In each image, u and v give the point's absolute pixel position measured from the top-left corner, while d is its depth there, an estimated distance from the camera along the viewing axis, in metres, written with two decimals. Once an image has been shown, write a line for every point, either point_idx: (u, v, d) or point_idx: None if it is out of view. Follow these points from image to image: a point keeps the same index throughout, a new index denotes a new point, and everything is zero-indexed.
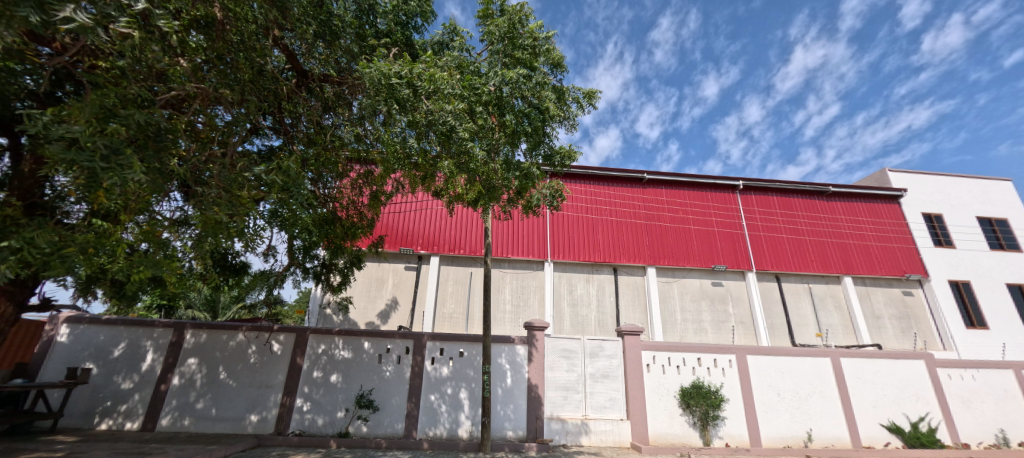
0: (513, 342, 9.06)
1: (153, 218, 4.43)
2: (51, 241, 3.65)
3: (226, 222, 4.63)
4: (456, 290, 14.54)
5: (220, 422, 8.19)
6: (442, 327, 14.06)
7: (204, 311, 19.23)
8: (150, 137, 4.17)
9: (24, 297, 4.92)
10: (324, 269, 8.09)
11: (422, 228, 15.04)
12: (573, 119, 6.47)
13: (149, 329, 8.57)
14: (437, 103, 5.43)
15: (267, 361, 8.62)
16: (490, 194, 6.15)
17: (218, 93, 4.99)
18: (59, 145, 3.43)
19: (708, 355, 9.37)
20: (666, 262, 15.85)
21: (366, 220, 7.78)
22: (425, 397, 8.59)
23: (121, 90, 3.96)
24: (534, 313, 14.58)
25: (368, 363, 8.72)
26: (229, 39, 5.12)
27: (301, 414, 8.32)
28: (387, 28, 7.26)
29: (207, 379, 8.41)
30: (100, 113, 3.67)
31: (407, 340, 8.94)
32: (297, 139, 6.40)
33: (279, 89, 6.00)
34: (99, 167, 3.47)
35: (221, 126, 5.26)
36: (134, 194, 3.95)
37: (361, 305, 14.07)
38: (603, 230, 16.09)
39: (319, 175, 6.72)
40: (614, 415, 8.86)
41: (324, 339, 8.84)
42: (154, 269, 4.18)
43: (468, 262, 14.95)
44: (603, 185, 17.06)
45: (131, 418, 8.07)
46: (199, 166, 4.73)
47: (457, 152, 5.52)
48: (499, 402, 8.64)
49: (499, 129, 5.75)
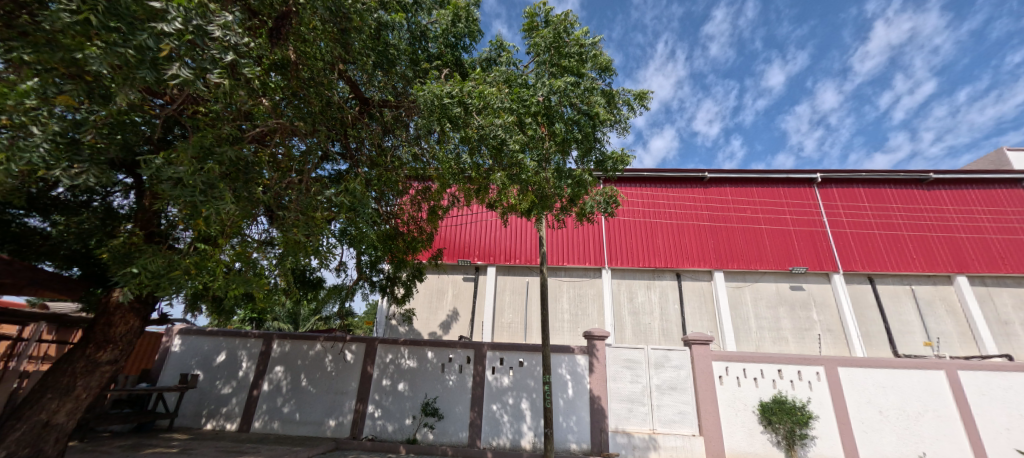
0: (573, 352, 8.93)
1: (244, 240, 5.01)
2: (162, 265, 4.29)
3: (304, 241, 5.14)
4: (514, 300, 14.64)
5: (304, 425, 8.89)
6: (501, 336, 14.19)
7: (288, 322, 21.23)
8: (241, 169, 4.71)
9: (145, 312, 5.74)
10: (388, 282, 8.59)
11: (478, 239, 15.44)
12: (624, 123, 6.33)
13: (244, 340, 9.62)
14: (487, 118, 5.59)
15: (342, 369, 9.26)
16: (543, 203, 6.14)
17: (294, 127, 5.50)
18: (169, 184, 3.97)
19: (791, 366, 8.53)
20: (736, 265, 14.75)
21: (426, 234, 8.16)
22: (487, 406, 8.70)
23: (217, 131, 4.51)
24: (593, 321, 14.21)
25: (432, 372, 9.07)
26: (301, 77, 5.67)
27: (373, 420, 8.81)
28: (438, 51, 7.49)
29: (291, 385, 9.20)
30: (200, 153, 4.22)
31: (468, 350, 9.19)
32: (361, 162, 6.84)
33: (344, 117, 6.51)
34: (198, 200, 3.98)
35: (297, 155, 5.78)
36: (228, 220, 4.51)
37: (424, 316, 14.68)
38: (663, 234, 15.40)
39: (381, 194, 7.08)
40: (685, 430, 8.29)
41: (391, 349, 9.35)
42: (246, 286, 4.72)
43: (524, 271, 15.02)
44: (660, 187, 16.42)
45: (230, 419, 9.03)
46: (280, 192, 5.25)
47: (509, 163, 5.64)
48: (561, 414, 8.52)
49: (549, 138, 5.77)
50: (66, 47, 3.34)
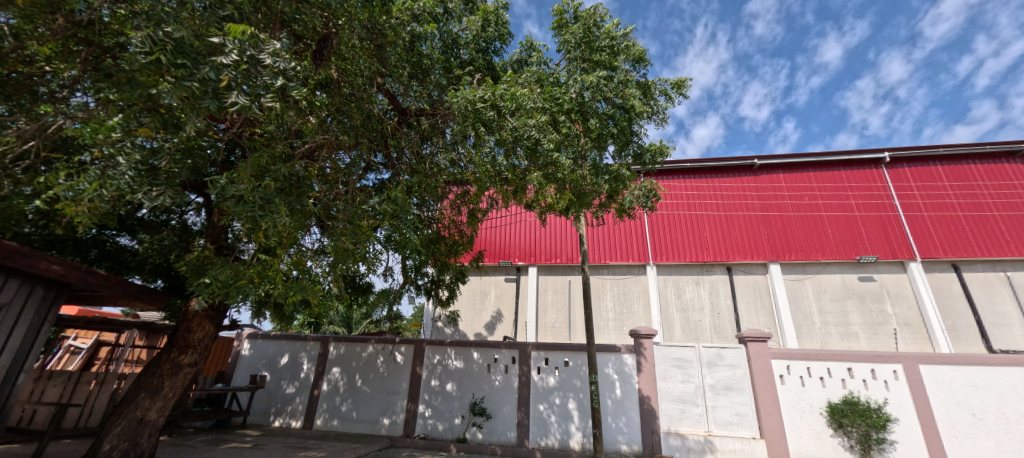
0: (619, 351, 8.74)
1: (300, 250, 5.37)
2: (230, 275, 4.69)
3: (353, 248, 5.43)
4: (557, 300, 14.56)
5: (360, 423, 9.35)
6: (545, 336, 14.15)
7: (342, 326, 22.44)
8: (294, 184, 5.05)
9: (218, 318, 6.31)
10: (433, 286, 8.88)
11: (518, 240, 15.53)
12: (662, 113, 6.13)
13: (304, 343, 10.30)
14: (520, 119, 5.61)
15: (393, 370, 9.66)
16: (581, 201, 6.07)
17: (339, 140, 5.82)
18: (232, 201, 4.32)
19: (863, 365, 7.82)
20: (794, 256, 13.77)
21: (466, 237, 8.35)
22: (534, 407, 8.71)
23: (272, 150, 4.87)
24: (640, 320, 13.79)
25: (478, 372, 9.23)
26: (343, 94, 5.99)
27: (424, 419, 9.10)
28: (469, 57, 7.58)
29: (348, 385, 9.72)
30: (258, 171, 4.57)
31: (513, 350, 9.26)
32: (402, 170, 7.11)
33: (384, 129, 6.80)
34: (258, 215, 4.31)
35: (343, 168, 6.10)
36: (285, 232, 4.86)
37: (469, 317, 14.97)
38: (711, 226, 14.67)
39: (422, 200, 7.31)
40: (744, 433, 7.85)
41: (438, 350, 9.63)
42: (303, 292, 5.06)
43: (565, 270, 14.89)
44: (705, 177, 15.67)
45: (295, 417, 9.69)
46: (330, 203, 5.57)
47: (545, 163, 5.63)
48: (609, 414, 8.37)
49: (584, 135, 5.70)
50: (143, 84, 3.70)
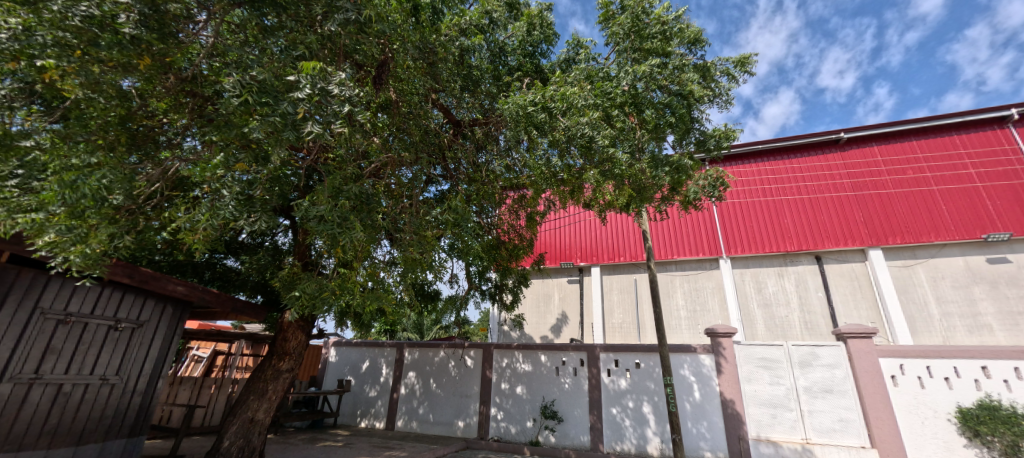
0: (695, 352, 8.28)
1: (373, 262, 5.76)
2: (316, 289, 5.18)
3: (420, 258, 5.71)
4: (623, 300, 14.08)
5: (437, 425, 9.76)
6: (613, 338, 13.74)
7: (415, 332, 23.65)
8: (365, 202, 5.43)
9: (308, 328, 6.96)
10: (496, 290, 9.08)
11: (578, 240, 15.31)
12: (726, 95, 5.72)
13: (381, 350, 11.03)
14: (572, 118, 5.55)
15: (464, 374, 9.97)
16: (642, 196, 5.83)
17: (401, 157, 6.18)
18: (314, 220, 4.75)
19: (1003, 363, 6.56)
20: (899, 239, 12.02)
21: (526, 240, 8.42)
22: (606, 410, 8.48)
23: (344, 172, 5.29)
24: (716, 317, 12.88)
25: (547, 375, 9.21)
26: (402, 113, 6.35)
27: (496, 421, 9.26)
28: (517, 63, 7.73)
29: (423, 389, 10.21)
30: (333, 192, 4.98)
31: (581, 352, 9.12)
32: (460, 179, 7.35)
33: (441, 141, 7.09)
34: (337, 231, 4.70)
35: (406, 182, 6.44)
36: (359, 247, 5.24)
37: (534, 320, 15.03)
38: (792, 212, 13.32)
39: (481, 208, 7.49)
40: (850, 441, 6.97)
41: (506, 353, 9.78)
42: (378, 301, 5.44)
43: (630, 269, 14.35)
44: (781, 158, 14.29)
45: (378, 418, 10.38)
46: (397, 217, 5.92)
47: (601, 160, 5.51)
48: (689, 419, 7.94)
49: (640, 127, 5.49)
50: (237, 125, 4.25)
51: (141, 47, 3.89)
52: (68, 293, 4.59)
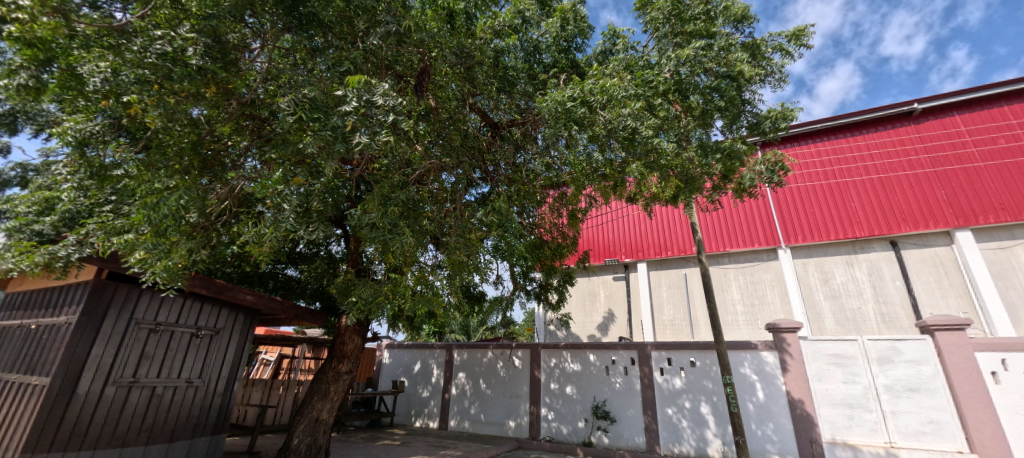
0: (756, 348, 7.82)
1: (422, 266, 5.91)
2: (370, 294, 5.41)
3: (466, 260, 5.80)
4: (672, 296, 13.54)
5: (489, 425, 9.86)
6: (664, 335, 13.26)
7: (462, 333, 24.15)
8: (412, 208, 5.58)
9: (363, 332, 7.27)
10: (542, 290, 9.06)
11: (622, 236, 14.92)
12: (780, 72, 5.32)
13: (431, 351, 11.35)
14: (613, 111, 5.39)
15: (513, 374, 10.02)
16: (690, 186, 5.57)
17: (443, 162, 6.31)
18: (366, 228, 4.95)
19: None
20: (993, 218, 10.64)
21: (569, 238, 8.32)
22: (661, 410, 8.17)
23: (391, 180, 5.47)
24: (777, 312, 12.08)
25: (597, 375, 9.04)
26: (443, 120, 6.47)
27: (547, 422, 9.20)
28: (552, 60, 7.59)
29: (474, 389, 10.37)
30: (382, 200, 5.14)
31: (631, 351, 8.88)
32: (501, 181, 7.38)
33: (480, 144, 7.15)
34: (388, 237, 4.86)
35: (449, 187, 6.54)
36: (408, 252, 5.40)
37: (581, 319, 14.86)
38: (860, 194, 12.19)
39: (523, 208, 7.47)
40: (944, 446, 6.24)
41: (554, 353, 9.71)
42: (429, 304, 5.60)
43: (678, 263, 13.76)
44: (844, 137, 13.14)
45: (432, 418, 10.67)
46: (442, 221, 6.04)
47: (645, 151, 5.33)
48: (752, 420, 7.52)
49: (685, 115, 5.19)
50: (293, 142, 4.50)
51: (207, 77, 4.25)
52: (156, 304, 5.09)
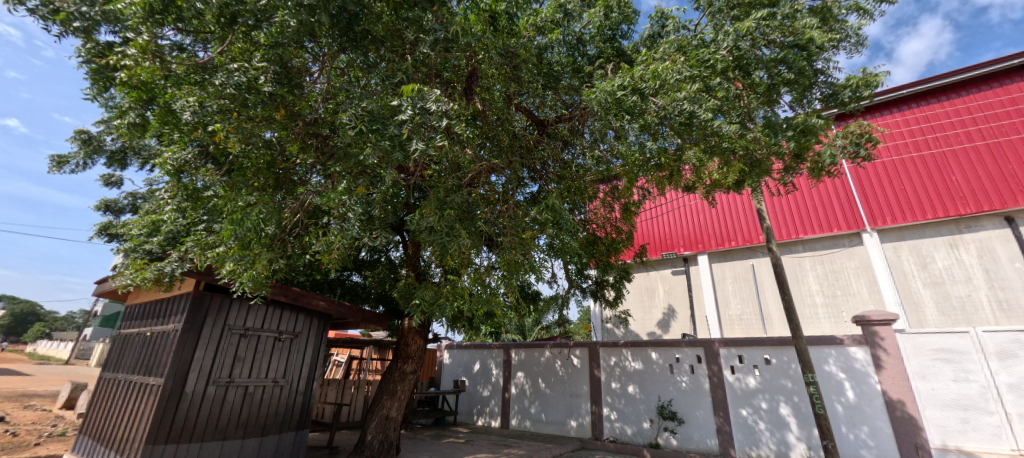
0: (842, 344, 7.08)
1: (479, 267, 5.99)
2: (431, 296, 5.59)
3: (521, 259, 5.79)
4: (739, 289, 12.68)
5: (550, 425, 9.79)
6: (733, 331, 12.47)
7: (517, 333, 24.35)
8: (467, 211, 5.67)
9: (425, 333, 7.53)
10: (598, 287, 8.88)
11: (680, 228, 14.25)
12: (858, 35, 4.77)
13: (489, 351, 11.57)
14: (667, 96, 5.14)
15: (572, 373, 9.89)
16: (758, 169, 5.12)
17: (494, 164, 6.37)
18: (425, 232, 5.11)
19: None
20: None
21: (623, 232, 8.07)
22: (735, 411, 7.64)
23: (444, 184, 5.61)
24: (864, 302, 10.93)
25: (660, 374, 8.67)
26: (490, 121, 6.52)
27: (610, 422, 8.96)
28: (597, 51, 7.39)
29: (533, 388, 10.37)
30: (439, 204, 5.27)
31: (696, 348, 8.42)
32: (550, 179, 7.31)
33: (528, 143, 7.13)
34: (446, 240, 4.97)
35: (500, 189, 6.58)
36: (463, 254, 5.49)
37: (640, 316, 14.42)
38: (962, 165, 10.63)
39: (574, 204, 7.34)
40: None
41: (613, 352, 9.47)
42: (488, 304, 5.67)
43: (744, 253, 12.86)
44: (937, 102, 11.56)
45: (493, 417, 10.84)
46: (495, 222, 6.09)
47: (703, 135, 5.04)
48: (842, 422, 6.85)
49: (747, 93, 4.89)
50: (354, 155, 4.75)
51: (278, 102, 4.60)
52: (245, 312, 5.61)
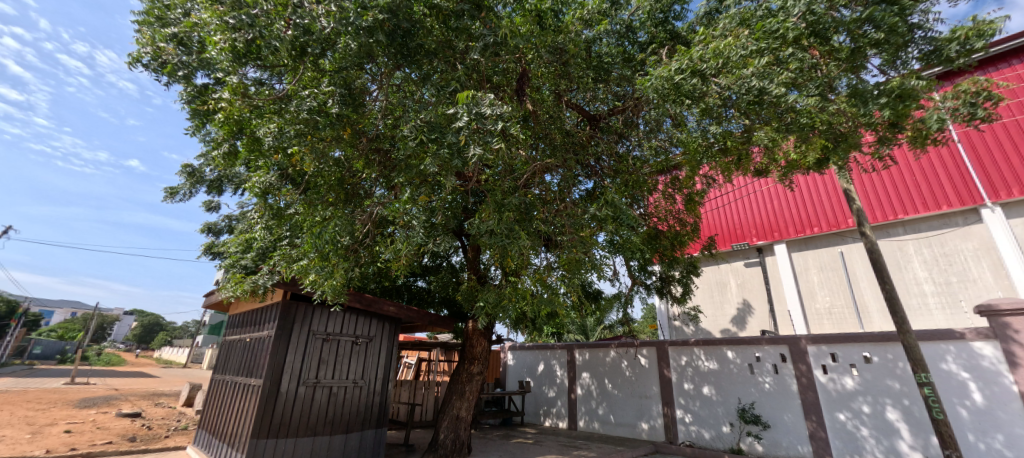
0: (962, 339, 6.11)
1: (540, 268, 5.99)
2: (495, 298, 5.70)
3: (582, 258, 5.69)
4: (826, 279, 11.48)
5: (620, 427, 9.49)
6: (821, 326, 11.29)
7: (579, 334, 24.05)
8: (524, 212, 5.70)
9: (489, 335, 7.68)
10: (663, 283, 8.50)
11: (751, 216, 13.20)
12: None
13: (553, 352, 11.55)
14: (731, 75, 4.79)
15: (640, 373, 9.54)
16: (844, 144, 4.51)
17: (548, 163, 6.35)
18: (485, 235, 5.20)
19: None
20: None
21: (688, 224, 7.67)
22: (830, 416, 6.86)
23: (500, 187, 5.68)
24: (989, 289, 9.38)
25: (739, 374, 8.07)
26: (542, 121, 6.50)
27: (685, 425, 8.49)
28: (649, 37, 7.08)
29: (599, 390, 10.15)
30: (497, 207, 5.34)
31: (779, 346, 7.73)
32: (605, 174, 7.13)
33: (581, 140, 7.02)
34: (507, 242, 5.02)
35: (556, 188, 6.53)
36: (523, 255, 5.52)
37: (711, 312, 13.58)
38: None
39: (633, 198, 7.07)
40: None
41: (684, 351, 8.99)
42: (550, 305, 5.65)
43: (829, 239, 11.60)
44: None
45: (560, 418, 10.76)
46: (552, 221, 6.06)
47: (776, 113, 4.63)
48: (968, 429, 5.88)
49: (826, 61, 4.44)
50: (415, 165, 4.98)
51: (344, 121, 4.93)
52: (326, 318, 6.11)
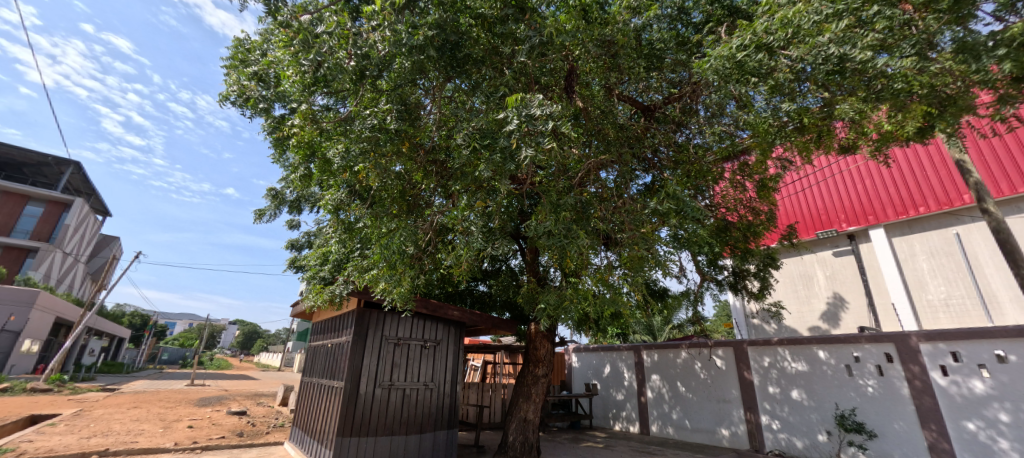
0: None
1: (600, 267, 5.84)
2: (555, 300, 5.66)
3: (645, 255, 5.45)
4: (938, 266, 9.92)
5: (697, 433, 8.91)
6: (936, 321, 9.76)
7: (646, 334, 23.09)
8: (581, 211, 5.59)
9: (551, 337, 7.63)
10: (737, 278, 7.88)
11: (838, 200, 11.85)
12: None
13: (619, 354, 11.20)
14: (803, 44, 4.31)
15: (716, 376, 8.91)
16: (951, 108, 3.76)
17: (602, 159, 6.18)
18: (542, 237, 5.18)
19: None
20: None
21: (762, 213, 7.04)
22: (955, 425, 5.85)
23: (554, 187, 5.63)
24: None
25: (835, 377, 7.22)
26: (593, 117, 6.35)
27: (773, 432, 7.78)
28: (704, 16, 6.64)
29: (672, 393, 9.64)
30: (552, 207, 5.30)
31: (883, 345, 6.78)
32: (665, 165, 6.77)
33: (636, 132, 6.75)
34: (565, 242, 4.96)
35: (613, 184, 6.34)
36: (582, 255, 5.42)
37: (795, 308, 12.34)
38: None
39: (698, 189, 6.64)
40: None
41: (766, 351, 8.26)
42: (614, 305, 5.49)
43: (940, 220, 10.02)
44: None
45: (631, 422, 10.37)
46: (610, 219, 5.88)
47: (862, 81, 4.09)
48: None
49: (923, 13, 3.83)
50: (470, 172, 5.10)
51: (402, 136, 5.18)
52: (397, 323, 6.46)
